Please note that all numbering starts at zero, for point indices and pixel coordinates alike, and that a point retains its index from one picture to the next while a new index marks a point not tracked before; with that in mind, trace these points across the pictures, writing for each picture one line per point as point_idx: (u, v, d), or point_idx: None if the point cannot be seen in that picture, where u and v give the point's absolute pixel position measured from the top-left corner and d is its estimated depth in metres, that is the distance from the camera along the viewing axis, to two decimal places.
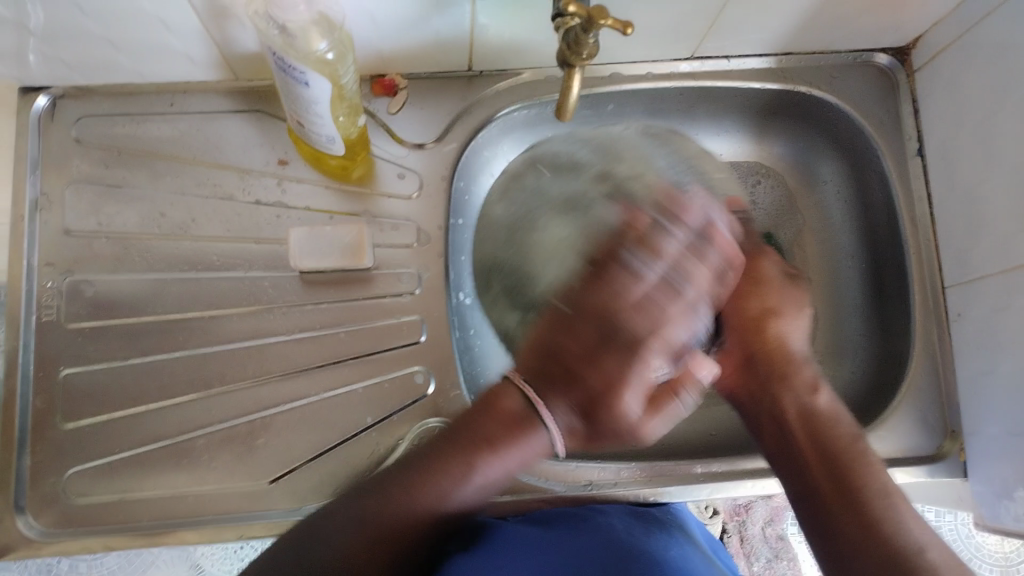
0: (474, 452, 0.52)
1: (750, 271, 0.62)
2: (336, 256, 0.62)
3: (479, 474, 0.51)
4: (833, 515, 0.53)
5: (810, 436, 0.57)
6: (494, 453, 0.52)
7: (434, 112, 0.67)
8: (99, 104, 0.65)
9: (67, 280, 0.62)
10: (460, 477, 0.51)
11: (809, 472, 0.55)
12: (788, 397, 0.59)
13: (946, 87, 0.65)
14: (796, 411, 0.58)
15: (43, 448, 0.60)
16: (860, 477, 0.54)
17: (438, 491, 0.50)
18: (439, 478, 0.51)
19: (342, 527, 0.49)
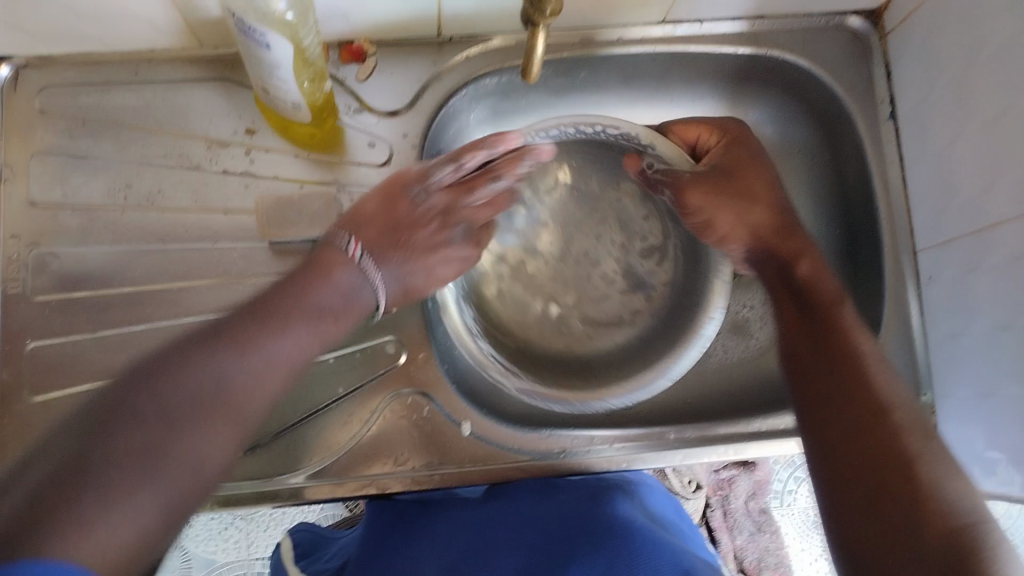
0: (241, 344, 0.46)
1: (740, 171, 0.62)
2: (304, 224, 0.63)
3: (279, 345, 0.48)
4: (892, 512, 0.45)
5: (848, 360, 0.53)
6: (275, 338, 0.48)
7: (403, 78, 0.66)
8: (62, 74, 0.64)
9: (33, 252, 0.62)
10: (246, 352, 0.46)
11: (854, 419, 0.50)
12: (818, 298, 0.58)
13: (918, 48, 0.65)
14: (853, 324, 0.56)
15: (12, 421, 0.59)
16: (889, 441, 0.48)
17: (189, 369, 0.43)
18: (198, 428, 0.42)
19: (117, 427, 0.38)
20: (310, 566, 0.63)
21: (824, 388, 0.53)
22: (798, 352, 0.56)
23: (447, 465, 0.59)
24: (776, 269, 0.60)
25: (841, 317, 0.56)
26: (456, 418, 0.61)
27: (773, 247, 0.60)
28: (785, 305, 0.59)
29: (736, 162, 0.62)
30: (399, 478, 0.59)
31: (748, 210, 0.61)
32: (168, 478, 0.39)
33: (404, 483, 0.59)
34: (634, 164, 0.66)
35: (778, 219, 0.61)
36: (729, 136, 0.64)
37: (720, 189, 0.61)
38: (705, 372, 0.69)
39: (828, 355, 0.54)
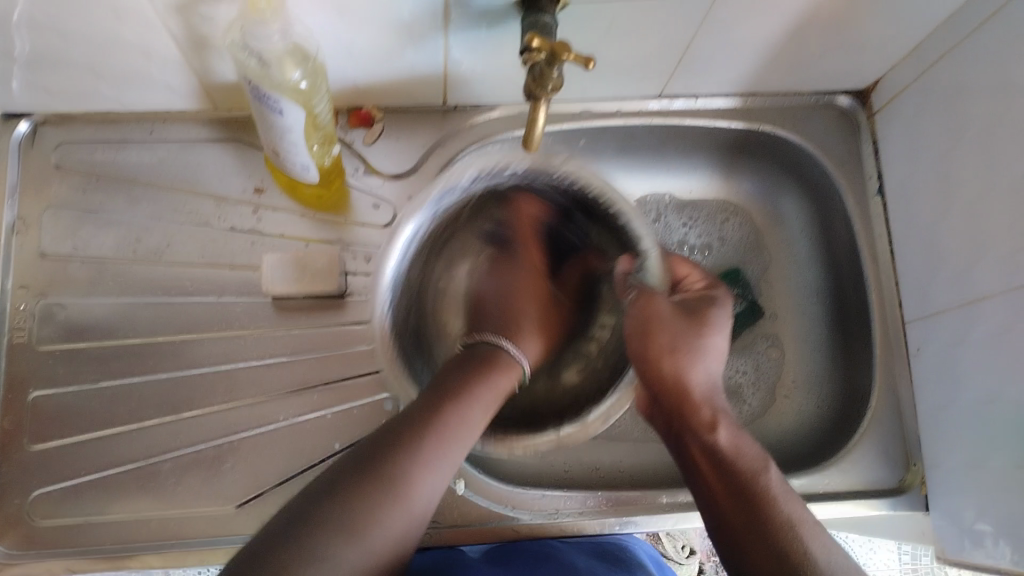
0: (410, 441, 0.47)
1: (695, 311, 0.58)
2: (308, 281, 0.62)
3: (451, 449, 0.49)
4: None
5: (720, 474, 0.52)
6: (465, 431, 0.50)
7: (409, 143, 0.69)
8: (79, 130, 0.66)
9: (41, 302, 0.63)
10: (431, 454, 0.47)
11: (758, 534, 0.48)
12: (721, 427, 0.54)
13: (905, 128, 0.67)
14: (729, 442, 0.53)
15: (10, 469, 0.60)
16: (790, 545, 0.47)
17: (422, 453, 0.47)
18: (409, 461, 0.46)
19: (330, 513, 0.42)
20: None
21: (754, 565, 0.48)
22: (729, 527, 0.50)
23: (439, 524, 0.60)
24: (688, 436, 0.54)
25: (762, 488, 0.51)
26: (450, 477, 0.61)
27: (688, 413, 0.55)
28: (706, 477, 0.53)
29: (691, 308, 0.59)
30: None
31: (687, 359, 0.55)
32: (389, 514, 0.44)
33: None
34: (625, 266, 0.62)
35: (698, 373, 0.56)
36: (711, 290, 0.62)
37: (662, 331, 0.56)
38: None
39: (753, 530, 0.48)
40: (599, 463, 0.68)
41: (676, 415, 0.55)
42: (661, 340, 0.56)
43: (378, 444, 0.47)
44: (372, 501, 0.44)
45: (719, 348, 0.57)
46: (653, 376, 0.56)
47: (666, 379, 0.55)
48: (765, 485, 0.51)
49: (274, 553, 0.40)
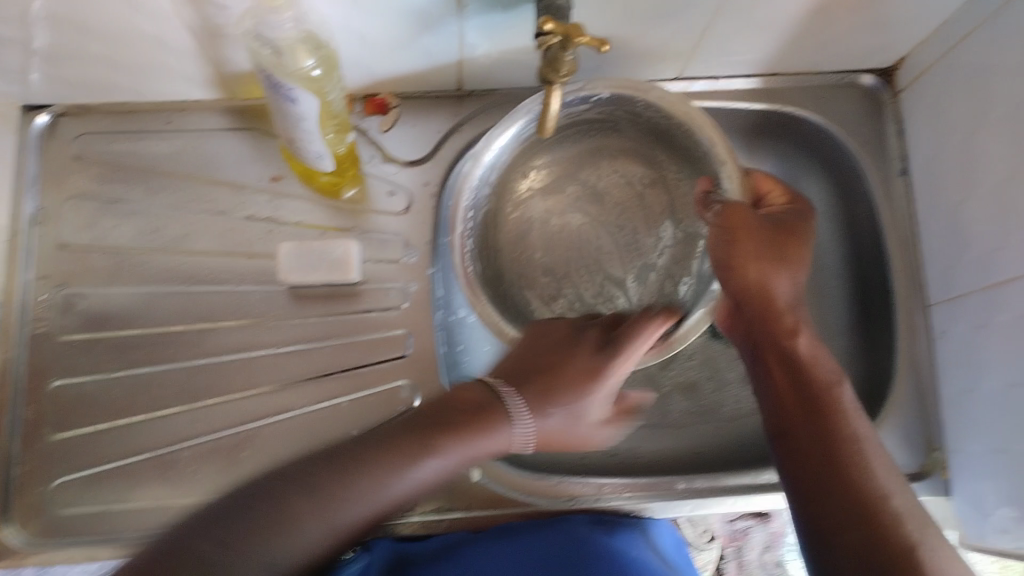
0: (380, 456, 0.49)
1: (789, 228, 0.57)
2: (324, 270, 0.62)
3: (425, 469, 0.51)
4: (873, 535, 0.47)
5: (793, 380, 0.54)
6: (446, 453, 0.52)
7: (424, 129, 0.68)
8: (97, 122, 0.67)
9: (61, 292, 0.64)
10: (401, 471, 0.50)
11: (825, 451, 0.50)
12: (802, 338, 0.55)
13: (929, 107, 0.66)
14: (807, 354, 0.55)
15: (35, 457, 0.61)
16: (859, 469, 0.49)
17: (382, 481, 0.49)
18: (368, 477, 0.48)
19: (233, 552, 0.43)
20: None
21: (802, 470, 0.51)
22: (787, 430, 0.52)
23: (455, 510, 0.60)
24: (769, 343, 0.55)
25: (835, 404, 0.52)
26: None
27: (771, 315, 0.55)
28: (774, 377, 0.55)
29: (783, 223, 0.57)
30: (411, 525, 0.59)
31: (771, 269, 0.55)
32: (319, 532, 0.47)
33: (415, 529, 0.59)
34: (700, 185, 0.61)
35: (783, 284, 0.56)
36: (794, 206, 0.59)
37: (747, 240, 0.55)
38: (717, 423, 0.69)
39: (821, 448, 0.51)
40: (616, 449, 0.67)
41: (760, 319, 0.55)
42: (741, 249, 0.55)
43: (340, 453, 0.49)
44: (333, 499, 0.47)
45: (802, 261, 0.57)
46: (738, 286, 0.55)
47: (750, 287, 0.55)
48: (837, 401, 0.52)
49: (194, 549, 0.43)
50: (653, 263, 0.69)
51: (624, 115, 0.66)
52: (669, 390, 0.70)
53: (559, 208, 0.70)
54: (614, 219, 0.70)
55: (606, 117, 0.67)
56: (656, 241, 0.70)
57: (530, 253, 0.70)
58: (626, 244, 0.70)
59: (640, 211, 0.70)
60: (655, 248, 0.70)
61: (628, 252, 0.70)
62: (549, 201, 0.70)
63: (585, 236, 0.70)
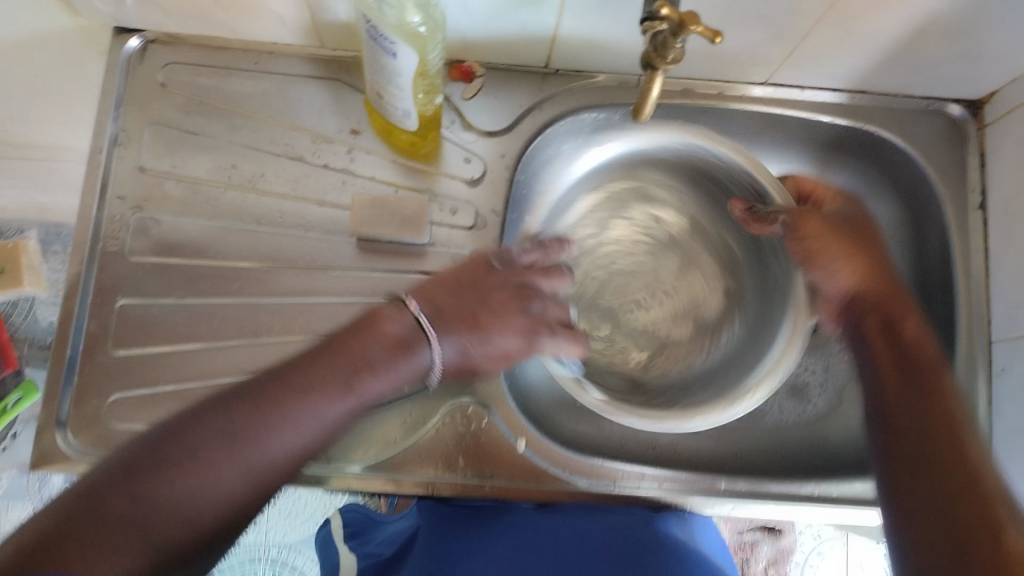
0: (262, 411, 0.47)
1: (859, 224, 0.61)
2: (395, 225, 0.63)
3: (322, 414, 0.49)
4: (987, 528, 0.45)
5: (910, 363, 0.55)
6: (340, 399, 0.49)
7: (507, 102, 0.69)
8: (188, 53, 0.68)
9: (136, 215, 0.65)
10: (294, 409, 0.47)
11: (935, 434, 0.51)
12: (910, 321, 0.57)
13: (1016, 143, 0.65)
14: (918, 335, 0.57)
15: (91, 371, 0.62)
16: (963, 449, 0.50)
17: (266, 435, 0.46)
18: (263, 424, 0.46)
19: (168, 466, 0.43)
20: (359, 551, 0.65)
21: (923, 452, 0.51)
22: (893, 418, 0.54)
23: (498, 478, 0.60)
24: (884, 324, 0.58)
25: (936, 382, 0.54)
26: (514, 434, 0.61)
27: (886, 305, 0.58)
28: (886, 376, 0.56)
29: (852, 219, 0.62)
30: (451, 485, 0.60)
31: (867, 265, 0.59)
32: (226, 472, 0.44)
33: (455, 489, 0.60)
34: (740, 206, 0.65)
35: (867, 279, 0.59)
36: (850, 202, 0.64)
37: (819, 234, 0.60)
38: (759, 430, 0.69)
39: (931, 434, 0.51)
40: (657, 442, 0.67)
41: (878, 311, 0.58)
42: (824, 236, 0.60)
43: (257, 401, 0.47)
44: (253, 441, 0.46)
45: (885, 261, 0.60)
46: (848, 276, 0.59)
47: (862, 281, 0.59)
48: (944, 384, 0.54)
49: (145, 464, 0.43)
50: (665, 326, 0.73)
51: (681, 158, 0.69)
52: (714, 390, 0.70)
53: (629, 241, 0.75)
54: (675, 283, 0.74)
55: (667, 155, 0.69)
56: (733, 331, 0.72)
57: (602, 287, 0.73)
58: (649, 295, 0.74)
59: (706, 284, 0.74)
60: (708, 330, 0.73)
61: (662, 315, 0.73)
62: (623, 231, 0.76)
63: (628, 282, 0.74)
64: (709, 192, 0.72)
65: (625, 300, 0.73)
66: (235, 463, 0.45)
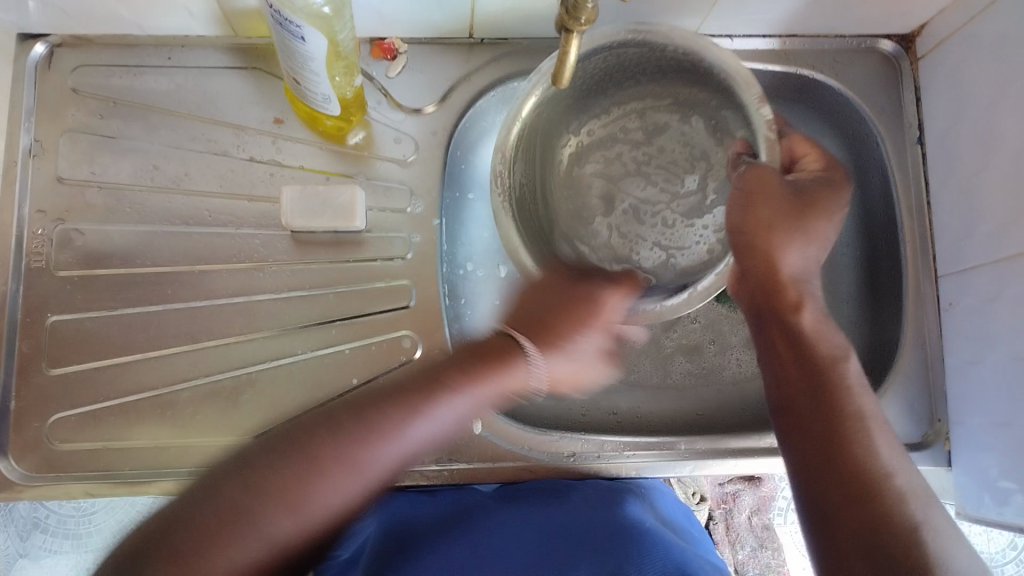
0: (306, 460, 0.44)
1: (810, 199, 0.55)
2: (328, 216, 0.61)
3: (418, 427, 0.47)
4: (876, 531, 0.45)
5: (796, 353, 0.54)
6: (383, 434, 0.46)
7: (433, 78, 0.66)
8: (97, 54, 0.65)
9: (58, 228, 0.62)
10: (298, 486, 0.43)
11: (838, 434, 0.50)
12: (800, 313, 0.54)
13: (949, 76, 0.65)
14: (811, 328, 0.54)
15: (27, 393, 0.60)
16: (862, 453, 0.49)
17: (308, 483, 0.43)
18: (322, 445, 0.45)
19: (192, 525, 0.41)
20: None
21: (811, 453, 0.50)
22: (793, 404, 0.52)
23: (457, 462, 0.60)
24: (774, 313, 0.55)
25: (837, 377, 0.52)
26: None
27: (775, 290, 0.54)
28: (782, 359, 0.54)
29: (801, 192, 0.55)
30: (411, 474, 0.60)
31: (790, 241, 0.54)
32: (268, 515, 0.42)
33: (416, 479, 0.60)
34: (740, 148, 0.58)
35: (795, 257, 0.55)
36: (828, 176, 0.57)
37: (767, 206, 0.54)
38: (717, 386, 0.69)
39: (817, 434, 0.50)
40: (617, 408, 0.67)
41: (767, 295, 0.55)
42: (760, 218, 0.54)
43: (255, 471, 0.43)
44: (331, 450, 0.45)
45: (822, 235, 0.56)
46: (761, 262, 0.54)
47: (769, 267, 0.54)
48: (842, 376, 0.52)
49: (173, 531, 0.41)
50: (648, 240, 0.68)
51: (665, 60, 0.60)
52: (671, 351, 0.69)
53: (603, 142, 0.68)
54: (664, 190, 0.67)
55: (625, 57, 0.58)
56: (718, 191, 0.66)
57: (577, 207, 0.68)
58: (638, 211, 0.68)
59: (692, 168, 0.67)
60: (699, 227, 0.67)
61: (647, 225, 0.68)
62: (597, 130, 0.68)
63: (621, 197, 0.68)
64: (696, 98, 0.64)
65: (655, 220, 0.68)
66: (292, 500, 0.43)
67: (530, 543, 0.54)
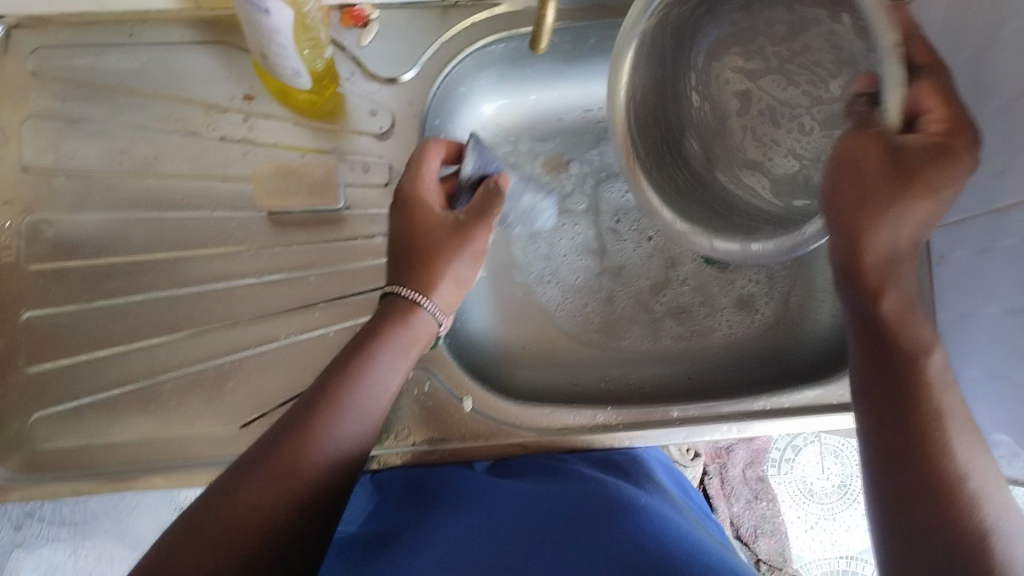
0: (275, 449, 0.45)
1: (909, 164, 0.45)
2: (303, 195, 0.60)
3: (383, 377, 0.51)
4: (942, 534, 0.42)
5: (883, 342, 0.48)
6: (348, 403, 0.48)
7: (407, 44, 0.64)
8: (56, 35, 0.62)
9: (27, 220, 0.60)
10: (283, 457, 0.45)
11: (912, 429, 0.45)
12: (889, 298, 0.47)
13: (939, 21, 0.62)
14: (896, 312, 0.48)
15: (8, 390, 0.59)
16: (937, 462, 0.44)
17: (330, 420, 0.47)
18: (307, 427, 0.47)
19: (205, 515, 0.43)
20: None
21: (898, 460, 0.45)
22: (873, 394, 0.47)
23: (449, 440, 0.59)
24: (856, 289, 0.49)
25: (919, 370, 0.46)
26: (458, 393, 0.60)
27: (858, 272, 0.48)
28: (864, 341, 0.49)
29: (903, 157, 0.45)
30: (401, 455, 0.58)
31: (871, 218, 0.47)
32: (248, 484, 0.44)
33: (405, 459, 0.58)
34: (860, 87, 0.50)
35: (883, 237, 0.47)
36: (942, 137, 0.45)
37: (868, 169, 0.46)
38: (709, 349, 0.68)
39: (896, 429, 0.45)
40: (609, 376, 0.67)
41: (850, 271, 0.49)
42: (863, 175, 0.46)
43: (248, 470, 0.45)
44: (310, 433, 0.46)
45: (923, 212, 0.46)
46: (845, 236, 0.48)
47: (854, 239, 0.48)
48: (924, 371, 0.46)
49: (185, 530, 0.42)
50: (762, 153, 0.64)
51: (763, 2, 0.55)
52: (661, 314, 0.69)
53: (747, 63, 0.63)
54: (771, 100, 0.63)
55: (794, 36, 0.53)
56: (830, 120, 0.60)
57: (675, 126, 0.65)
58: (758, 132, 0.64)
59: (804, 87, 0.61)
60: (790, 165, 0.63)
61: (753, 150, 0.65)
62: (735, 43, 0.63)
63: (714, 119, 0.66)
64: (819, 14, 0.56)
65: (764, 138, 0.64)
66: (264, 479, 0.44)
67: (517, 534, 0.48)
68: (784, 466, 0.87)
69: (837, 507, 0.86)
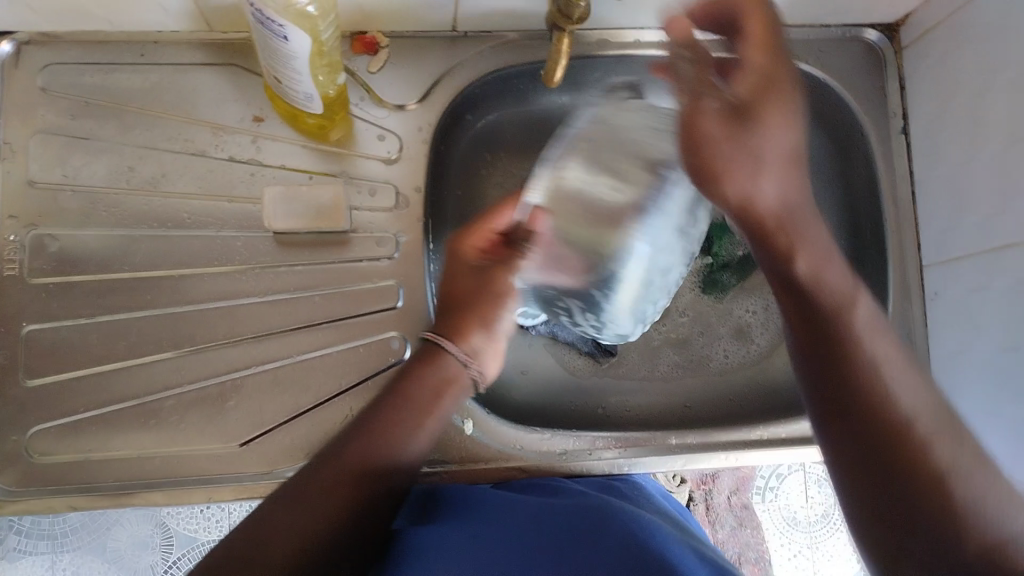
0: (376, 430, 0.47)
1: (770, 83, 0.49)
2: (310, 217, 0.60)
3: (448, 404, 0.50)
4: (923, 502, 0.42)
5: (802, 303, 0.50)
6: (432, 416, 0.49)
7: (416, 72, 0.65)
8: (67, 52, 0.63)
9: (31, 233, 0.60)
10: (384, 441, 0.46)
11: (859, 401, 0.46)
12: (803, 257, 0.49)
13: (934, 65, 0.64)
14: (808, 269, 0.49)
15: (5, 405, 0.58)
16: (890, 420, 0.44)
17: (417, 429, 0.48)
18: (407, 423, 0.48)
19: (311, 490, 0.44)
20: None
21: (853, 431, 0.46)
22: (818, 381, 0.49)
23: (448, 463, 0.59)
24: (768, 266, 0.51)
25: (842, 318, 0.48)
26: (458, 417, 0.59)
27: (761, 233, 0.50)
28: (791, 314, 0.51)
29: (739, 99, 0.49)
30: None
31: (744, 178, 0.48)
32: (349, 460, 0.45)
33: None
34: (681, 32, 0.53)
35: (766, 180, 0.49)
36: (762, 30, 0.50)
37: (722, 140, 0.49)
38: (704, 377, 0.69)
39: (843, 398, 0.47)
40: (606, 403, 0.67)
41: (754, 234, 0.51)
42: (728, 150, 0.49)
43: (354, 444, 0.46)
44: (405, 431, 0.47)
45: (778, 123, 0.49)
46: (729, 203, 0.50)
47: (739, 205, 0.50)
48: (846, 320, 0.48)
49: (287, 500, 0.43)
50: None
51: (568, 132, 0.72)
52: (659, 343, 0.69)
53: None
54: None
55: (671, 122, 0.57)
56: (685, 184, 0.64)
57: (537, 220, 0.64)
58: None
59: None
60: None
61: None
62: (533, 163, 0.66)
63: None
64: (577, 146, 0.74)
65: None
66: (363, 456, 0.45)
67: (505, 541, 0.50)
68: (768, 494, 0.87)
69: (820, 536, 0.86)
